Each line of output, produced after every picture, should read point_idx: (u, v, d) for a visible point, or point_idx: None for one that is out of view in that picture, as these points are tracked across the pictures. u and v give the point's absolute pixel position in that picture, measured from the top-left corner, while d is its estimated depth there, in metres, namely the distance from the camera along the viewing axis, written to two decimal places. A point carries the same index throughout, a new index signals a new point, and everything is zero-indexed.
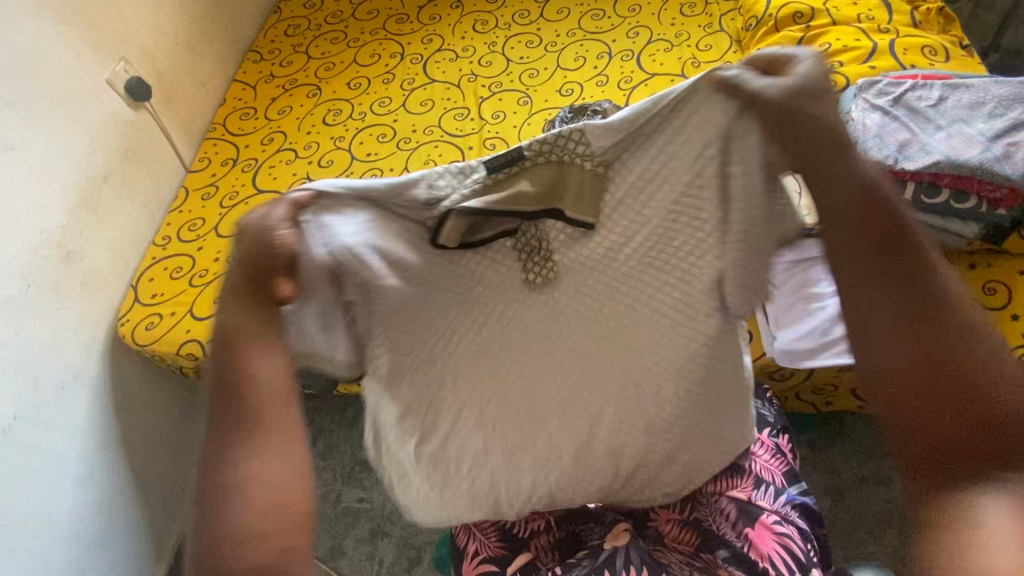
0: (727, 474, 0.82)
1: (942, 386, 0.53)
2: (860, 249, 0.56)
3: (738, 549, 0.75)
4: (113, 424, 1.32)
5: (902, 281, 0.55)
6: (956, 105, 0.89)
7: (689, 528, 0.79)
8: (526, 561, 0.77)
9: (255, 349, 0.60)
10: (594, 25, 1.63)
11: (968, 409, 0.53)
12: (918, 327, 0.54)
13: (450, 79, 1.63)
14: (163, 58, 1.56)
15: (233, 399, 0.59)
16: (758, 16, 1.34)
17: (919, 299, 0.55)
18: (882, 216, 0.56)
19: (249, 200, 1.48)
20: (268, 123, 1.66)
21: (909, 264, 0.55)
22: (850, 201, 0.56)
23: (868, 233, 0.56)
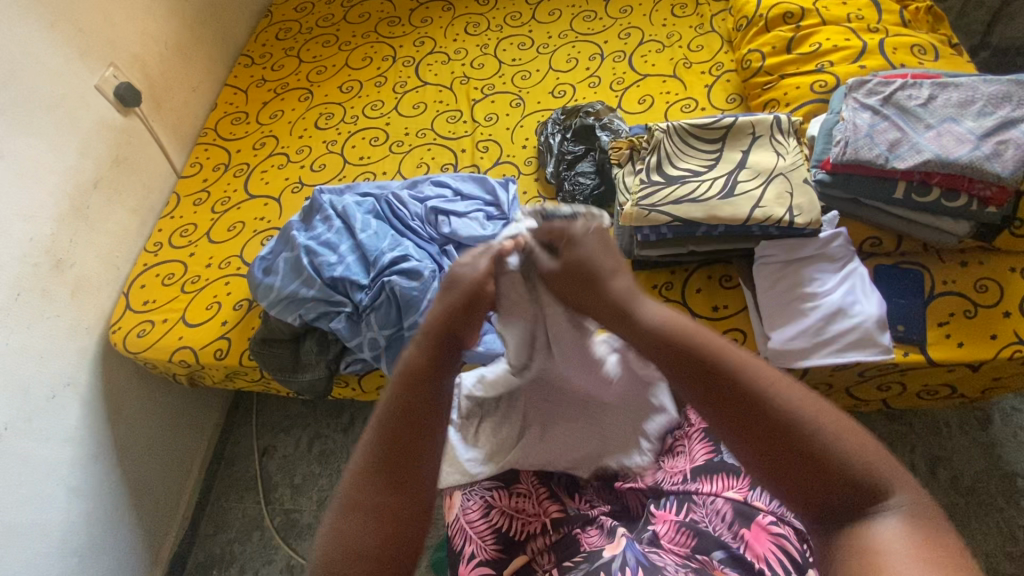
0: (724, 475, 0.81)
1: (777, 461, 0.58)
2: (671, 361, 0.66)
3: (734, 551, 0.73)
4: (107, 433, 1.32)
5: (708, 374, 0.63)
6: (945, 104, 0.89)
7: (685, 531, 0.77)
8: (522, 564, 0.77)
9: (428, 379, 0.71)
10: (586, 27, 1.63)
11: (808, 460, 0.57)
12: (734, 409, 0.61)
13: (442, 81, 1.63)
14: (153, 63, 1.55)
15: (396, 415, 0.69)
16: (748, 17, 1.35)
17: (726, 384, 0.62)
18: (670, 329, 0.67)
19: (240, 205, 1.47)
20: (259, 127, 1.65)
21: (706, 356, 0.64)
22: (642, 331, 0.70)
23: (664, 350, 0.67)
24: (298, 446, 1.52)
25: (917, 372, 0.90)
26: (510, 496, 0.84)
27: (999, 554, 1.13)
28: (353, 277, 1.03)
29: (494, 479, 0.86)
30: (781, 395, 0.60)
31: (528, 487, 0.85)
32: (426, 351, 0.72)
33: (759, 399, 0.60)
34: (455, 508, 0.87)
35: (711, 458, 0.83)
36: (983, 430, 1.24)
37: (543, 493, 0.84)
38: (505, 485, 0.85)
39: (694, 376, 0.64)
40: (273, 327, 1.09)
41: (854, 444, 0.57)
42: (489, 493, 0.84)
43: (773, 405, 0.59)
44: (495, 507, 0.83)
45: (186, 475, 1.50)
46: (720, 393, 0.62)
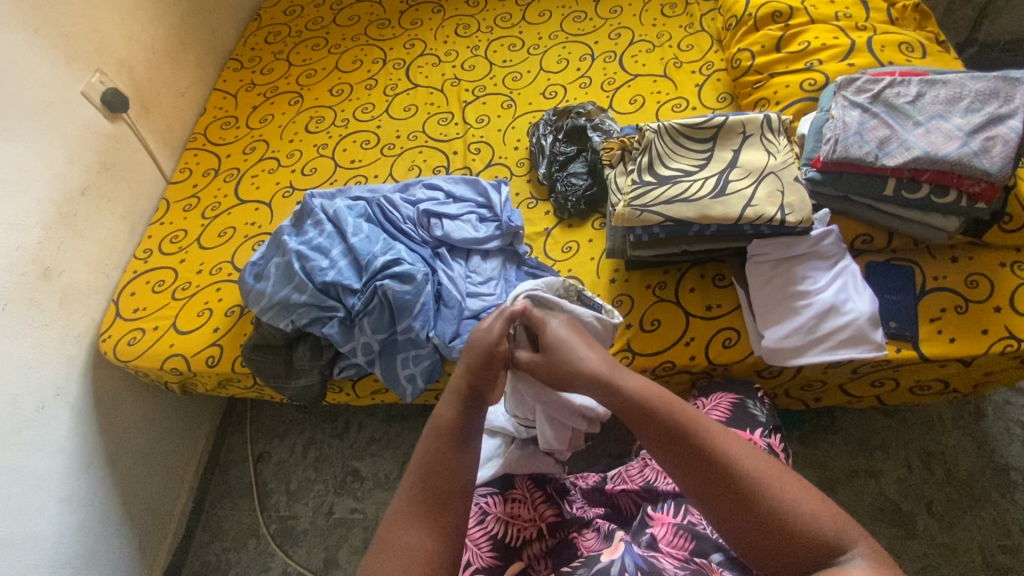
0: None
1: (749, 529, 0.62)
2: (644, 425, 0.70)
3: (732, 553, 0.74)
4: (100, 442, 1.30)
5: (680, 442, 0.67)
6: (933, 101, 0.90)
7: (684, 533, 0.77)
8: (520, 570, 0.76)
9: (458, 427, 0.73)
10: (576, 27, 1.63)
11: (768, 521, 0.61)
12: (702, 471, 0.65)
13: (432, 83, 1.62)
14: (140, 68, 1.54)
15: (430, 461, 0.70)
16: (738, 16, 1.35)
17: (694, 449, 0.66)
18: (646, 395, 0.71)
19: (230, 210, 1.46)
20: (249, 132, 1.64)
21: (679, 422, 0.68)
22: (617, 395, 0.73)
23: (639, 415, 0.70)
24: (294, 452, 1.51)
25: (911, 367, 0.90)
26: (505, 502, 0.82)
27: (994, 546, 1.13)
28: (345, 282, 1.02)
29: (489, 485, 0.85)
30: (743, 461, 0.65)
31: (523, 493, 0.84)
32: (455, 404, 0.75)
33: (726, 464, 0.65)
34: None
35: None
36: (976, 424, 1.25)
37: (539, 497, 0.83)
38: (499, 491, 0.83)
39: (667, 442, 0.68)
40: (264, 332, 1.08)
41: (810, 508, 0.61)
42: (484, 499, 0.82)
43: (738, 470, 0.64)
44: (491, 513, 0.81)
45: (180, 484, 1.49)
46: (691, 457, 0.66)
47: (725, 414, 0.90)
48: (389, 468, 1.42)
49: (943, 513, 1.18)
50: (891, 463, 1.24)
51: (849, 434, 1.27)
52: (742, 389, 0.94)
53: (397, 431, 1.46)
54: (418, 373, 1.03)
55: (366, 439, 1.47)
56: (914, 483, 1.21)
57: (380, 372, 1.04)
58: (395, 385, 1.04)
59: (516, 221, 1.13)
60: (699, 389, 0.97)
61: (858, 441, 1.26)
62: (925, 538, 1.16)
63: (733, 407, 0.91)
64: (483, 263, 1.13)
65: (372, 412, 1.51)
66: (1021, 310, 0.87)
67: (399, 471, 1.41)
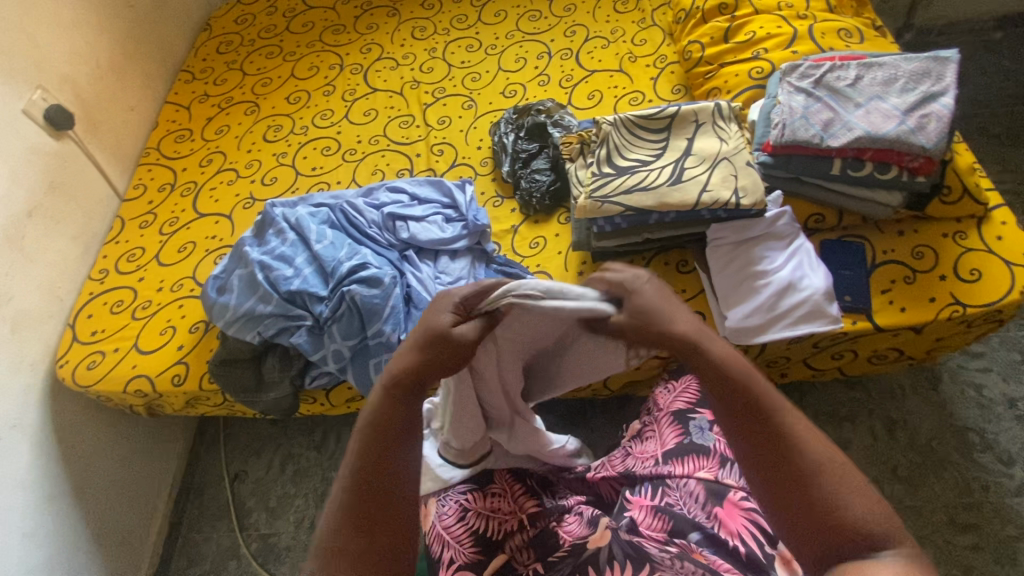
0: (695, 457, 0.85)
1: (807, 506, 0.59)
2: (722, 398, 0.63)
3: (709, 530, 0.77)
4: (64, 473, 1.26)
5: (756, 425, 0.62)
6: (871, 83, 0.94)
7: (661, 515, 0.79)
8: (502, 563, 0.75)
9: (394, 422, 0.65)
10: (531, 26, 1.64)
11: (826, 518, 0.58)
12: (771, 457, 0.61)
13: (391, 87, 1.62)
14: (85, 83, 1.49)
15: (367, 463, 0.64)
16: (687, 9, 1.39)
17: (767, 434, 0.62)
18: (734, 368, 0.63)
19: (188, 225, 1.43)
20: (205, 144, 1.61)
21: (761, 403, 0.62)
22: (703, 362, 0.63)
23: (721, 387, 0.63)
24: (271, 469, 1.48)
25: (867, 338, 0.94)
26: (485, 497, 0.82)
27: (957, 505, 1.19)
28: (311, 289, 1.02)
29: (467, 483, 0.85)
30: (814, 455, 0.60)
31: (502, 487, 0.84)
32: (388, 398, 0.64)
33: (796, 455, 0.61)
34: (429, 516, 0.83)
35: (680, 440, 0.87)
36: (934, 390, 1.31)
37: (518, 490, 0.84)
38: (478, 487, 0.84)
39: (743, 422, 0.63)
40: (232, 347, 1.06)
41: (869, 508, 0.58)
42: (463, 496, 0.82)
43: (806, 463, 0.60)
44: (471, 509, 0.81)
45: (153, 509, 1.45)
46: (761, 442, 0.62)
47: (696, 394, 0.93)
48: None
49: (909, 477, 1.23)
50: (857, 433, 1.28)
51: (817, 408, 1.32)
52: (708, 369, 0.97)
53: None
54: None
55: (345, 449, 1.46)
56: (881, 451, 1.26)
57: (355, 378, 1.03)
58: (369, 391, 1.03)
59: (482, 220, 1.14)
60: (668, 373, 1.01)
61: (826, 414, 1.31)
62: (893, 502, 1.21)
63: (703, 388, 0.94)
64: (452, 264, 1.13)
65: (350, 422, 1.49)
66: (963, 277, 0.92)
67: None
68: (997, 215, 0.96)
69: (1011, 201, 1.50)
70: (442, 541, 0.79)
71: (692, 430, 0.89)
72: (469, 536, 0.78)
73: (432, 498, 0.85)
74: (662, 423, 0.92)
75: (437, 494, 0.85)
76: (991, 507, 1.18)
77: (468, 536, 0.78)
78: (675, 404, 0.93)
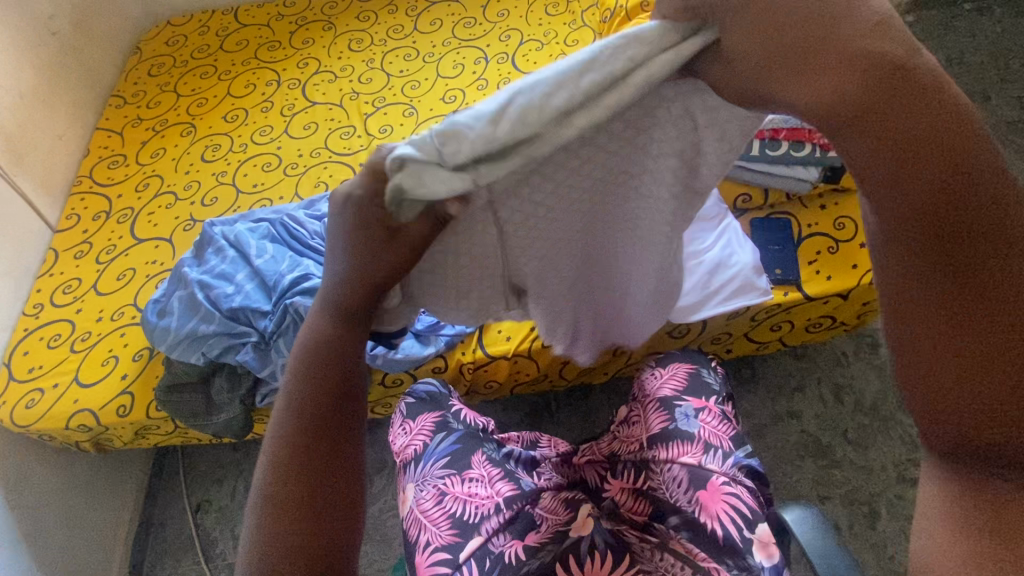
0: (677, 442, 0.79)
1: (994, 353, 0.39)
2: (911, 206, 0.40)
3: (688, 514, 0.71)
4: (11, 521, 1.20)
5: (945, 238, 0.40)
6: None
7: (641, 498, 0.77)
8: (478, 545, 0.71)
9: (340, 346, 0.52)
10: (467, 33, 1.66)
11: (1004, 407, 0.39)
12: (956, 303, 0.40)
13: (331, 99, 1.61)
14: (7, 113, 1.43)
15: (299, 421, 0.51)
16: (612, 9, 1.43)
17: (970, 274, 0.39)
18: (950, 143, 0.39)
19: (128, 251, 1.39)
20: (141, 168, 1.57)
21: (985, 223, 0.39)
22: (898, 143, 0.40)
23: (909, 165, 0.40)
24: (234, 496, 1.45)
25: (799, 308, 0.99)
26: (463, 482, 0.81)
27: (905, 461, 1.25)
28: (255, 305, 1.01)
29: (446, 468, 0.84)
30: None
31: (480, 473, 0.83)
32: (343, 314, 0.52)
33: (1008, 311, 0.39)
34: (407, 501, 0.84)
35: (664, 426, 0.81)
36: (874, 354, 1.37)
37: (495, 474, 0.82)
38: (457, 471, 0.83)
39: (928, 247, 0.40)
40: (177, 371, 1.04)
41: None
42: (442, 481, 0.82)
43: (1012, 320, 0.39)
44: (449, 493, 0.80)
45: (111, 550, 1.39)
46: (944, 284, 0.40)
47: (683, 381, 0.89)
48: None
49: (859, 439, 1.29)
50: (809, 402, 1.34)
51: (769, 381, 1.37)
52: (694, 359, 0.93)
53: None
54: None
55: None
56: (830, 416, 1.32)
57: None
58: None
59: None
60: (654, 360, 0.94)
61: (778, 386, 1.36)
62: (845, 464, 1.26)
63: (690, 376, 0.89)
64: None
65: None
66: None
67: None
68: None
69: None
70: (418, 524, 0.78)
71: (675, 415, 0.83)
72: (444, 521, 0.76)
73: (411, 484, 0.85)
74: (647, 407, 0.86)
75: (417, 478, 0.84)
76: None
77: (444, 521, 0.76)
78: (661, 388, 0.87)
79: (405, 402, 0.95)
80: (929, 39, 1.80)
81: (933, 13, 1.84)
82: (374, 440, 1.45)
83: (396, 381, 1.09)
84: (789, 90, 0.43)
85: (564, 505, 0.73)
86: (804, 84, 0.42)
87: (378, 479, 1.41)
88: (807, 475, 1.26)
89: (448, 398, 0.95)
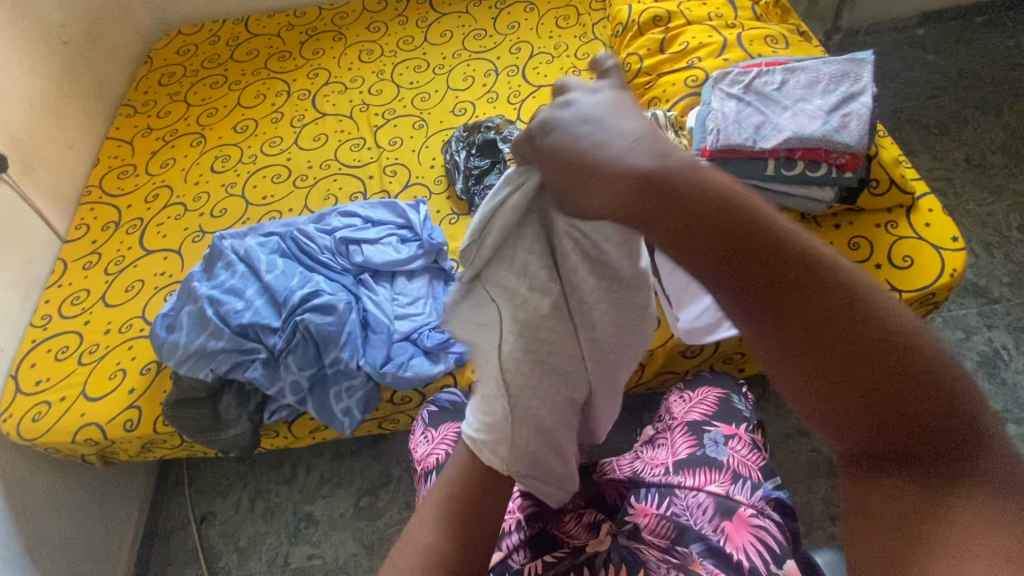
0: (704, 470, 0.80)
1: (865, 412, 0.39)
2: (789, 332, 0.39)
3: (713, 543, 0.70)
4: (14, 534, 1.19)
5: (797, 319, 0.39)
6: (795, 86, 1.00)
7: (666, 523, 0.73)
8: (499, 559, 0.72)
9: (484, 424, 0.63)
10: (477, 44, 1.66)
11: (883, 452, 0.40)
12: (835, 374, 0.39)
13: (341, 111, 1.61)
14: (17, 123, 1.43)
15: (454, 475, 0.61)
16: (624, 23, 1.43)
17: (833, 338, 0.38)
18: (759, 238, 0.39)
19: (137, 263, 1.39)
20: (150, 178, 1.57)
21: (818, 297, 0.38)
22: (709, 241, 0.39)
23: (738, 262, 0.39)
24: (239, 508, 1.44)
25: None
26: None
27: None
28: (264, 321, 1.01)
29: None
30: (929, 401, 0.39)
31: None
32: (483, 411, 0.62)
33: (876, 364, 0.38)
34: None
35: (693, 451, 0.83)
36: None
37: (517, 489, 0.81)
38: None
39: (777, 335, 0.40)
40: (185, 386, 1.03)
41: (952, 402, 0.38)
42: None
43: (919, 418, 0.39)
44: None
45: (115, 563, 1.38)
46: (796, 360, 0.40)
47: (712, 407, 0.90)
48: (344, 507, 1.40)
49: None
50: None
51: (779, 399, 1.36)
52: (725, 384, 0.94)
53: (348, 468, 1.44)
54: (356, 406, 1.03)
55: (316, 480, 1.44)
56: None
57: (314, 409, 1.03)
58: (330, 420, 1.03)
59: (437, 239, 1.16)
60: (683, 383, 0.96)
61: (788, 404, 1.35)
62: None
63: (718, 401, 0.91)
64: (408, 283, 1.13)
65: (319, 452, 1.47)
66: (897, 264, 0.97)
67: (354, 508, 1.39)
68: (924, 203, 1.02)
69: (943, 188, 1.58)
70: None
71: (704, 442, 0.84)
72: None
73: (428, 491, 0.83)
74: (675, 431, 0.88)
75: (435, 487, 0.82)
76: None
77: None
78: (690, 413, 0.89)
79: (428, 411, 0.94)
80: (940, 54, 1.81)
81: (944, 27, 1.86)
82: (380, 453, 1.45)
83: (406, 398, 1.06)
84: (606, 199, 0.41)
85: (590, 523, 0.72)
86: (623, 179, 0.39)
87: (383, 493, 1.40)
88: (818, 495, 1.25)
89: None
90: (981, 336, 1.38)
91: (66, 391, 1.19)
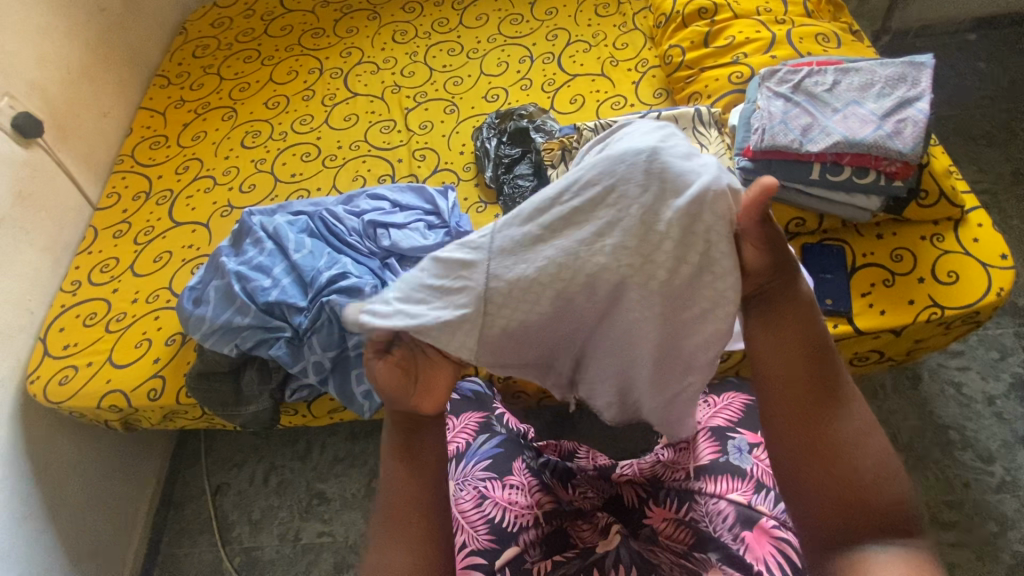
0: (729, 477, 0.76)
1: (837, 468, 0.56)
2: (808, 397, 0.59)
3: (731, 550, 0.68)
4: (36, 491, 1.22)
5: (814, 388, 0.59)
6: (848, 88, 0.97)
7: (684, 528, 0.73)
8: (515, 555, 0.70)
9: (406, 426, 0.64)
10: (514, 30, 1.63)
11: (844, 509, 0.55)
12: (821, 428, 0.58)
13: (373, 91, 1.60)
14: (55, 89, 1.44)
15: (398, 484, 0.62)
16: (667, 14, 1.39)
17: (830, 409, 0.59)
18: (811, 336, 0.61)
19: (165, 234, 1.40)
20: (181, 150, 1.57)
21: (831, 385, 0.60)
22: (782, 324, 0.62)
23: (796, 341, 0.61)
24: (253, 481, 1.46)
25: (847, 342, 0.95)
26: (502, 488, 0.79)
27: (941, 503, 1.20)
28: (290, 300, 1.01)
29: (488, 470, 0.82)
30: (880, 493, 0.55)
31: (520, 480, 0.81)
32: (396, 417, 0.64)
33: (855, 439, 0.57)
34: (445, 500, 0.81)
35: (716, 458, 0.78)
36: (914, 389, 1.32)
37: (534, 484, 0.80)
38: (498, 476, 0.81)
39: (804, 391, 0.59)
40: (209, 360, 1.04)
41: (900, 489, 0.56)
42: (482, 484, 0.80)
43: (863, 501, 0.55)
44: (488, 497, 0.78)
45: (131, 526, 1.41)
46: (806, 412, 0.59)
47: (738, 413, 0.85)
48: (356, 488, 1.40)
49: None
50: None
51: None
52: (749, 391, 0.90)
53: (361, 448, 1.45)
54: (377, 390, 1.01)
55: (329, 459, 1.45)
56: None
57: (333, 391, 1.02)
58: (350, 403, 1.02)
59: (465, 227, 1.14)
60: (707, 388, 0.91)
61: None
62: None
63: (744, 409, 0.86)
64: None
65: (334, 432, 1.48)
66: (942, 279, 0.94)
67: (366, 489, 1.40)
68: (973, 218, 0.98)
69: (987, 202, 1.52)
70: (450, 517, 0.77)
71: (729, 449, 0.79)
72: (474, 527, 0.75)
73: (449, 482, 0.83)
74: (697, 435, 0.82)
75: (456, 477, 0.82)
76: (973, 503, 1.19)
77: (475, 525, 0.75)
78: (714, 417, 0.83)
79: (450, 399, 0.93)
80: (993, 62, 1.73)
81: (998, 34, 1.79)
82: None
83: None
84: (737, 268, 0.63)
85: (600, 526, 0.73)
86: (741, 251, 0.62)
87: None
88: None
89: (493, 401, 0.94)
90: (1016, 357, 1.33)
91: (92, 355, 1.21)
